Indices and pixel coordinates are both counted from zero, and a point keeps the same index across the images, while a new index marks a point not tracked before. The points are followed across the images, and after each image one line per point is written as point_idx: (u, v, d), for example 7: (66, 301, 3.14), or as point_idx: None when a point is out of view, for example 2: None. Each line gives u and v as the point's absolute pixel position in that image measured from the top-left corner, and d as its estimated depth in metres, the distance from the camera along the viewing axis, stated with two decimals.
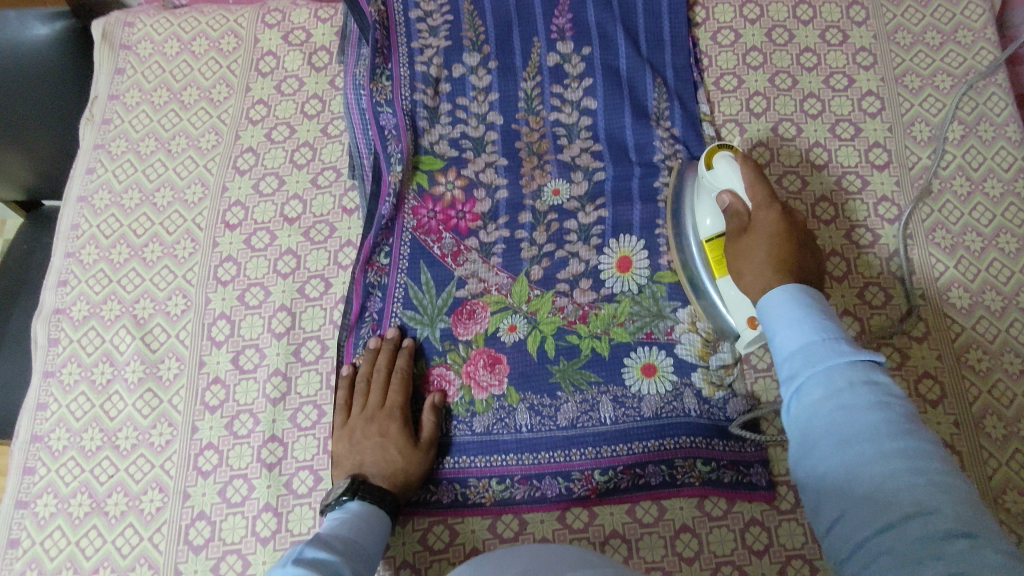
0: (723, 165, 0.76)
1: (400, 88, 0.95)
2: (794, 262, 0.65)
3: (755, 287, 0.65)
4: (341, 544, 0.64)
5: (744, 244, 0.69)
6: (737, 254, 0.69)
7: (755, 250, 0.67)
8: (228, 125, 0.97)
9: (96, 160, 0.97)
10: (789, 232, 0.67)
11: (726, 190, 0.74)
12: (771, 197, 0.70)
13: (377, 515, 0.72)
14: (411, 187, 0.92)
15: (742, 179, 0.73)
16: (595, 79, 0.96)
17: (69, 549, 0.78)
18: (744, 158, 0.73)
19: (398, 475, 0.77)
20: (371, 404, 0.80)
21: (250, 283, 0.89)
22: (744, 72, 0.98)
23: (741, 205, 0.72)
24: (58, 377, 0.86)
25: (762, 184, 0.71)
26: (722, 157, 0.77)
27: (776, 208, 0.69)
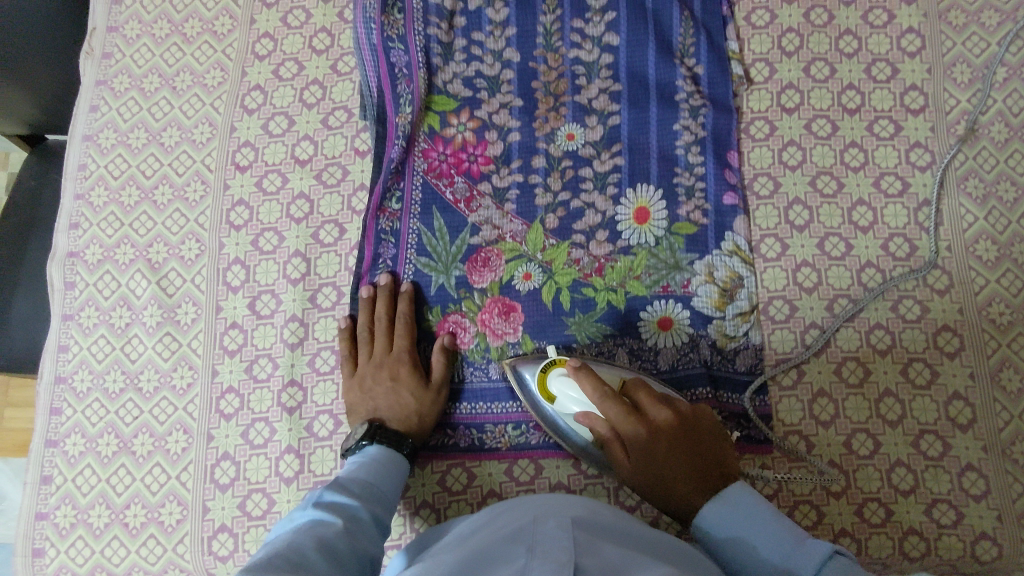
0: (563, 392, 0.74)
1: (413, 22, 0.90)
2: (689, 441, 0.69)
3: (659, 470, 0.69)
4: (359, 488, 0.66)
5: (635, 442, 0.70)
6: (626, 504, 0.72)
7: (638, 441, 0.70)
8: (234, 61, 0.93)
9: (99, 97, 0.93)
10: (659, 436, 0.69)
11: (578, 412, 0.73)
12: (602, 394, 0.71)
13: (394, 459, 0.73)
14: (422, 128, 0.89)
15: (588, 396, 0.72)
16: (618, 13, 0.90)
17: (100, 486, 0.81)
18: (577, 376, 0.72)
19: (413, 418, 0.78)
20: (378, 350, 0.81)
21: (264, 228, 0.88)
22: (777, 5, 0.92)
23: (602, 431, 0.72)
24: (77, 321, 0.87)
25: (598, 383, 0.71)
26: (557, 386, 0.74)
27: (636, 424, 0.70)
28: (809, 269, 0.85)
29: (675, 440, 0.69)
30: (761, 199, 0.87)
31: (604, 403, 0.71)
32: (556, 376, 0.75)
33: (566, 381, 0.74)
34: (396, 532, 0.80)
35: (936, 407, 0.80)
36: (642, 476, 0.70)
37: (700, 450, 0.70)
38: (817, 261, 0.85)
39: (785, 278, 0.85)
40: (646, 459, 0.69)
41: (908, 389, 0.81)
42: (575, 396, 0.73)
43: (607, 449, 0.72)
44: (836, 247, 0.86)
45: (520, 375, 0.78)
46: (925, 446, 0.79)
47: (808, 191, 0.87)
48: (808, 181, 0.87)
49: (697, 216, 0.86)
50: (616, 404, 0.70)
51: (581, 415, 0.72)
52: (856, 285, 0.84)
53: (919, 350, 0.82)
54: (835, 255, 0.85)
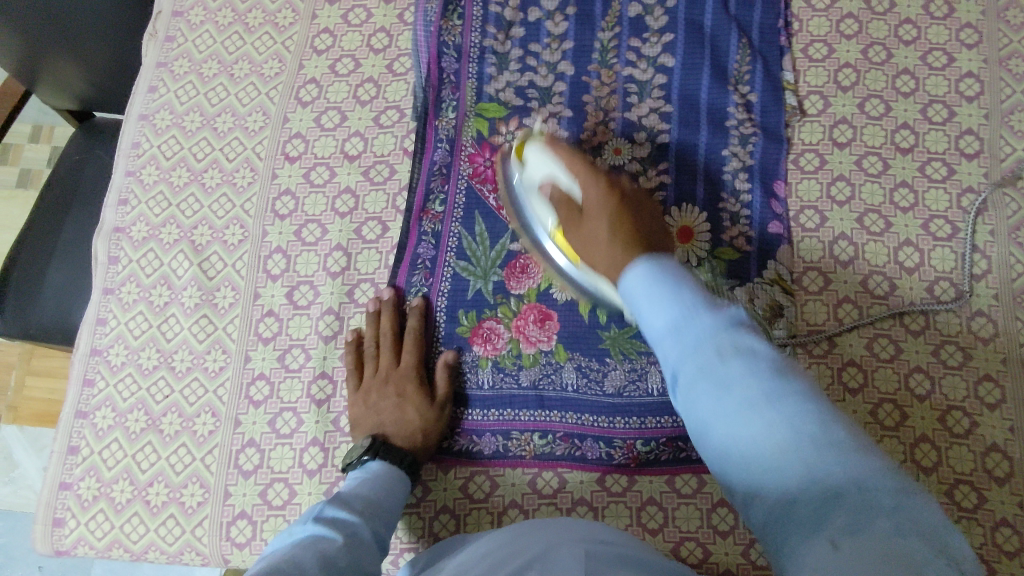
0: (536, 161, 0.77)
1: (470, 30, 0.91)
2: (635, 227, 0.67)
3: (623, 327, 0.65)
4: (361, 505, 0.65)
5: (589, 228, 0.69)
6: (584, 245, 0.70)
7: (596, 233, 0.68)
8: (292, 53, 0.94)
9: (158, 78, 0.95)
10: (616, 202, 0.69)
11: (544, 177, 0.76)
12: (582, 164, 0.73)
13: (398, 476, 0.73)
14: (470, 133, 0.89)
15: (556, 162, 0.75)
16: (676, 35, 0.90)
17: (125, 461, 0.82)
18: (552, 146, 0.76)
19: (418, 436, 0.78)
20: (385, 365, 0.81)
21: (308, 219, 0.88)
22: (836, 40, 0.92)
23: (568, 193, 0.73)
24: (118, 296, 0.88)
25: (579, 161, 0.73)
26: (531, 149, 0.78)
27: (598, 182, 0.71)
28: (850, 305, 0.84)
29: (623, 212, 0.68)
30: (806, 231, 0.87)
31: (572, 163, 0.74)
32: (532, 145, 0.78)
33: (539, 149, 0.77)
34: (414, 534, 0.80)
35: (973, 458, 0.79)
36: (590, 233, 0.69)
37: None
38: (859, 298, 0.84)
39: (825, 312, 0.84)
40: (592, 240, 0.68)
41: (944, 436, 0.79)
42: (543, 161, 0.76)
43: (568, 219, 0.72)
44: (879, 286, 0.84)
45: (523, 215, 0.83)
46: (959, 496, 0.78)
47: (855, 227, 0.86)
48: (856, 217, 0.86)
49: (740, 242, 0.86)
50: (597, 184, 0.71)
51: (547, 182, 0.75)
52: (897, 326, 0.83)
53: (959, 398, 0.80)
54: (878, 294, 0.84)
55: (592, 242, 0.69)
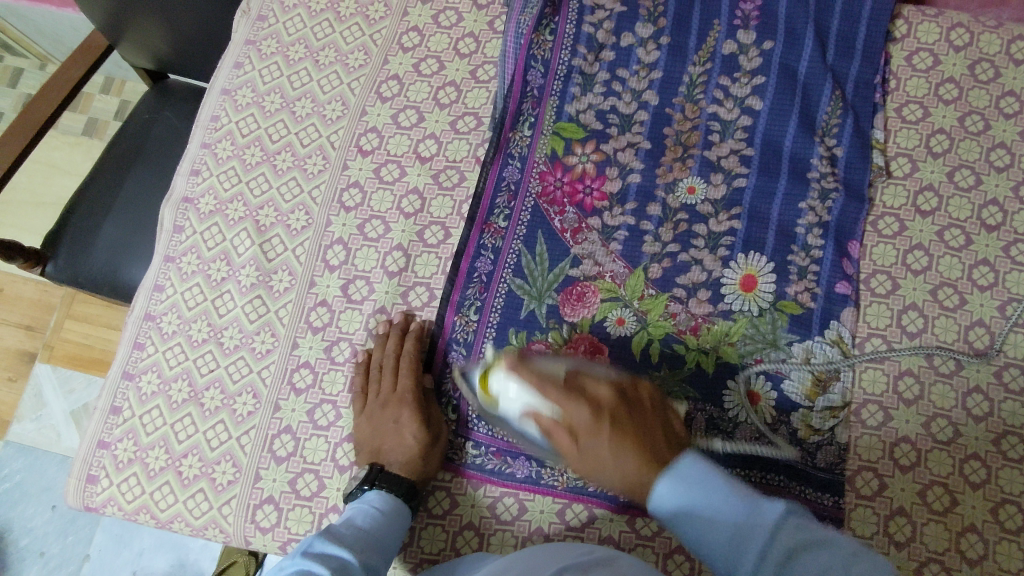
0: (499, 386, 0.71)
1: (561, 47, 0.91)
2: (635, 433, 0.64)
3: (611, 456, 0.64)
4: (356, 537, 0.67)
5: (589, 447, 0.65)
6: (587, 466, 0.66)
7: (601, 453, 0.64)
8: (379, 46, 0.95)
9: (245, 55, 0.96)
10: (615, 405, 0.67)
11: (520, 407, 0.69)
12: (549, 387, 0.67)
13: (394, 504, 0.73)
14: (544, 150, 0.88)
15: (525, 382, 0.69)
16: (768, 79, 0.88)
17: (163, 429, 0.83)
18: (516, 367, 0.69)
19: (417, 461, 0.76)
20: (384, 388, 0.80)
21: (372, 215, 0.88)
22: (932, 103, 0.89)
23: (551, 404, 0.67)
24: (177, 264, 0.89)
25: (561, 394, 0.66)
26: (494, 375, 0.72)
27: (581, 407, 0.65)
28: (911, 379, 0.81)
29: (617, 420, 0.65)
30: (875, 296, 0.84)
31: (543, 386, 0.67)
32: (494, 373, 0.72)
33: (503, 375, 0.71)
34: (436, 545, 0.79)
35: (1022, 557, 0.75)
36: (593, 465, 0.65)
37: (637, 427, 0.65)
38: (922, 373, 0.81)
39: (885, 383, 0.81)
40: (597, 459, 0.64)
41: (994, 530, 0.76)
42: (515, 391, 0.69)
43: (558, 437, 0.66)
44: (945, 363, 0.81)
45: (495, 419, 0.77)
46: None
47: (927, 299, 0.83)
48: (929, 289, 0.84)
49: (805, 297, 0.83)
50: (586, 403, 0.66)
51: (528, 412, 0.69)
52: (959, 408, 0.80)
53: (1015, 492, 0.77)
54: (943, 371, 0.81)
55: (594, 451, 0.65)
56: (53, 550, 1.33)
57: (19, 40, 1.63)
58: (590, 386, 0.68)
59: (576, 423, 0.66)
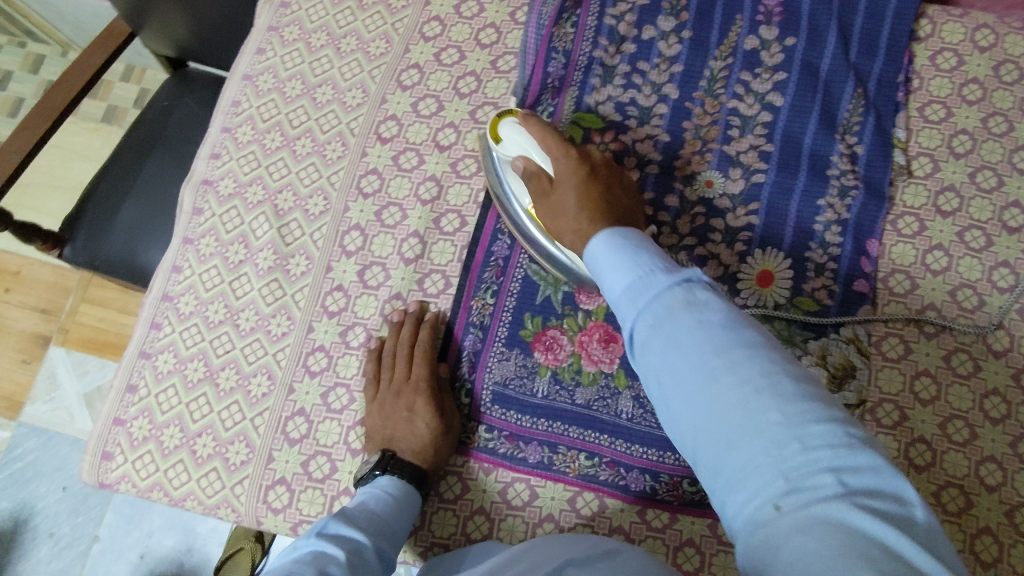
0: (508, 134, 0.78)
1: (582, 38, 0.90)
2: (601, 199, 0.71)
3: (576, 206, 0.70)
4: (368, 521, 0.66)
5: (559, 200, 0.72)
6: (553, 224, 0.73)
7: (564, 203, 0.71)
8: (400, 35, 0.95)
9: (267, 42, 0.97)
10: (588, 177, 0.72)
11: (518, 156, 0.77)
12: (544, 132, 0.76)
13: (406, 491, 0.73)
14: (563, 140, 0.88)
15: (528, 135, 0.76)
16: (789, 75, 0.88)
17: (178, 408, 0.83)
18: (525, 119, 0.77)
19: (429, 450, 0.76)
20: (397, 376, 0.79)
21: (390, 202, 0.89)
22: (955, 104, 0.88)
23: (540, 169, 0.75)
24: (196, 246, 0.89)
25: (563, 148, 0.74)
26: (506, 121, 0.79)
27: (568, 154, 0.73)
28: (928, 379, 0.81)
29: (592, 180, 0.72)
30: (893, 295, 0.83)
31: (545, 144, 0.75)
32: (506, 121, 0.79)
33: (514, 125, 0.77)
34: (446, 531, 0.79)
35: None
36: (548, 215, 0.73)
37: (611, 195, 0.72)
38: (939, 373, 0.81)
39: (901, 382, 0.81)
40: (562, 212, 0.71)
41: (1010, 533, 0.75)
42: (517, 138, 0.77)
43: (539, 192, 0.75)
44: (962, 364, 0.81)
45: (498, 182, 0.83)
46: None
47: (946, 299, 0.83)
48: (948, 289, 0.83)
49: (821, 294, 0.83)
50: (570, 157, 0.73)
51: (520, 160, 0.77)
52: (976, 410, 0.79)
53: None
54: (960, 372, 0.80)
55: (559, 213, 0.72)
56: (63, 530, 1.35)
57: (43, 27, 1.65)
58: (587, 153, 0.75)
59: (552, 180, 0.74)
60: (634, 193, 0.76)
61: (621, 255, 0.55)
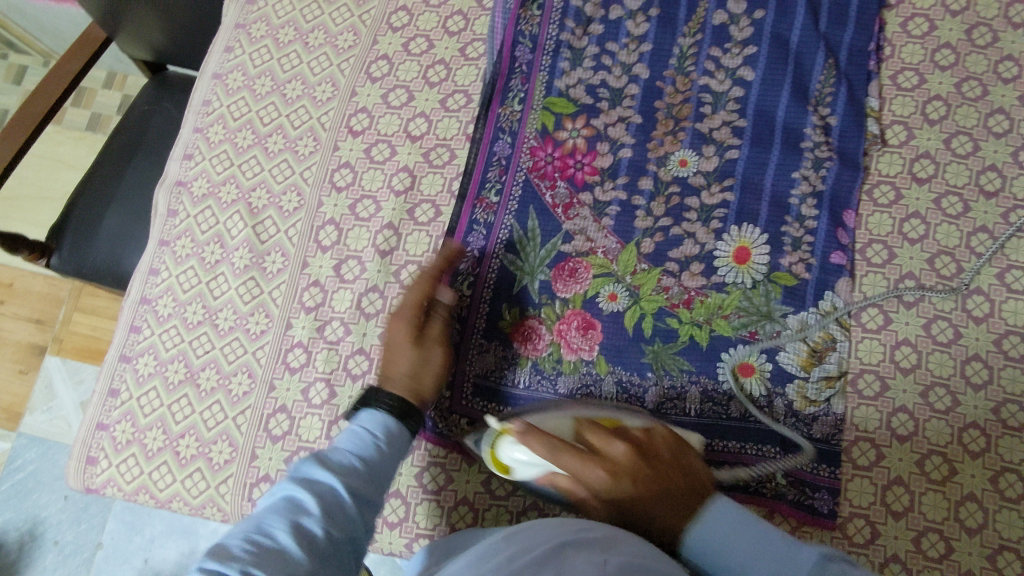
0: (516, 457, 0.69)
1: (549, 22, 0.90)
2: (681, 500, 0.60)
3: (655, 505, 0.59)
4: (354, 463, 0.61)
5: (590, 473, 0.60)
6: (621, 502, 0.61)
7: (591, 475, 0.60)
8: (368, 27, 0.95)
9: (235, 40, 0.97)
10: (629, 472, 0.60)
11: (537, 474, 0.68)
12: (524, 428, 0.62)
13: (394, 425, 0.66)
14: (535, 126, 0.88)
15: (526, 437, 0.66)
16: (759, 49, 0.87)
17: (161, 410, 0.83)
18: (522, 439, 0.62)
19: (415, 377, 0.71)
20: (392, 318, 0.77)
21: (364, 195, 0.88)
22: (928, 70, 0.87)
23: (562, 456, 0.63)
24: (172, 248, 0.89)
25: (606, 450, 0.61)
26: (504, 446, 0.70)
27: (597, 466, 0.60)
28: (909, 348, 0.80)
29: (640, 479, 0.60)
30: (871, 266, 0.83)
31: (524, 431, 0.62)
32: (504, 438, 0.70)
33: (515, 447, 0.69)
34: (431, 521, 0.80)
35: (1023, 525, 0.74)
36: (612, 508, 0.62)
37: (635, 466, 0.60)
38: (920, 342, 0.80)
39: (881, 353, 0.80)
40: (575, 470, 0.61)
41: (994, 498, 0.75)
42: (529, 457, 0.68)
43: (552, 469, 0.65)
44: (943, 332, 0.80)
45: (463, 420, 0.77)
46: (1003, 564, 0.73)
47: (924, 268, 0.82)
48: (926, 257, 0.82)
49: (799, 269, 0.83)
50: (608, 453, 0.61)
51: (543, 475, 0.67)
52: (958, 377, 0.79)
53: (1015, 461, 0.76)
54: (941, 340, 0.80)
55: (626, 503, 0.60)
56: (67, 538, 1.35)
57: (22, 37, 1.64)
58: (603, 441, 0.62)
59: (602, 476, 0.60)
60: (677, 443, 0.65)
61: (726, 518, 0.57)
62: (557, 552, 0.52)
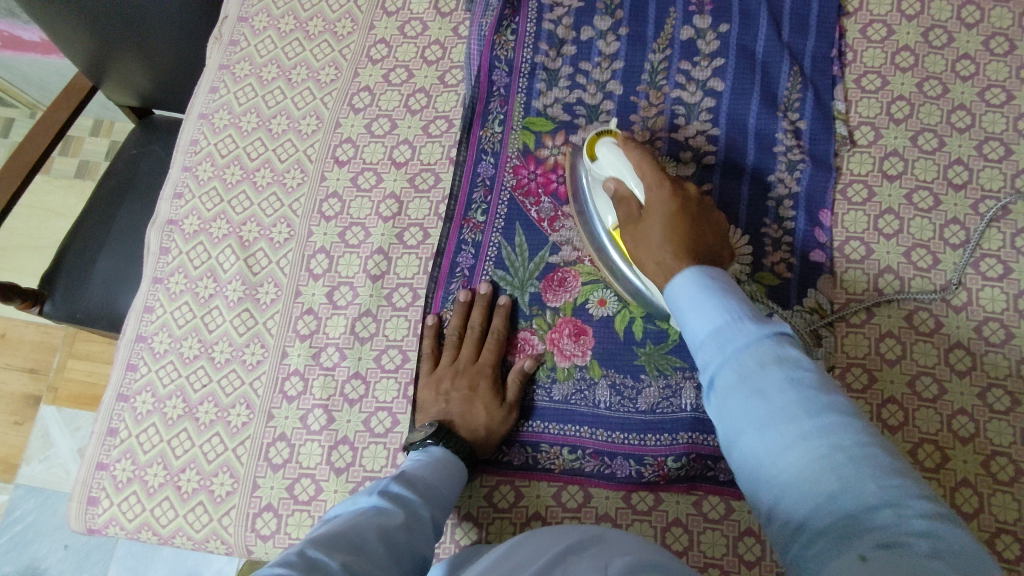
0: (606, 154, 0.76)
1: (523, 45, 0.93)
2: (691, 242, 0.65)
3: (657, 253, 0.66)
4: (423, 487, 0.66)
5: (646, 227, 0.68)
6: (636, 241, 0.69)
7: (651, 235, 0.67)
8: (349, 61, 0.97)
9: (220, 80, 0.99)
10: (680, 212, 0.67)
11: (612, 178, 0.74)
12: (644, 158, 0.71)
13: (455, 465, 0.73)
14: (516, 145, 0.91)
15: (626, 161, 0.73)
16: (727, 60, 0.90)
17: (160, 446, 0.84)
18: (625, 142, 0.74)
19: (479, 432, 0.78)
20: (463, 357, 0.82)
21: (352, 222, 0.90)
22: (890, 72, 0.91)
23: (632, 197, 0.71)
24: (166, 285, 0.91)
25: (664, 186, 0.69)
26: (603, 145, 0.76)
27: (662, 183, 0.69)
28: (893, 340, 0.82)
29: (682, 215, 0.67)
30: (850, 262, 0.85)
31: (641, 162, 0.71)
32: (606, 142, 0.76)
33: (612, 146, 0.75)
34: None
35: (1018, 507, 0.75)
36: (640, 245, 0.69)
37: (694, 226, 0.66)
38: (903, 333, 0.82)
39: (866, 346, 0.82)
40: (646, 242, 0.67)
41: (987, 481, 0.77)
42: (614, 161, 0.74)
43: (627, 218, 0.71)
44: (924, 322, 0.82)
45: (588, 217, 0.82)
46: (1002, 546, 0.74)
47: (901, 261, 0.85)
48: (903, 251, 0.85)
49: (781, 270, 0.85)
50: (675, 187, 0.69)
51: (617, 183, 0.73)
52: (942, 365, 0.81)
53: (1005, 443, 0.77)
54: (923, 330, 0.82)
55: (645, 236, 0.68)
56: None
57: (9, 91, 1.66)
58: (686, 189, 0.70)
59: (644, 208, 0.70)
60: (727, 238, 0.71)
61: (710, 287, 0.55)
62: (563, 558, 0.54)
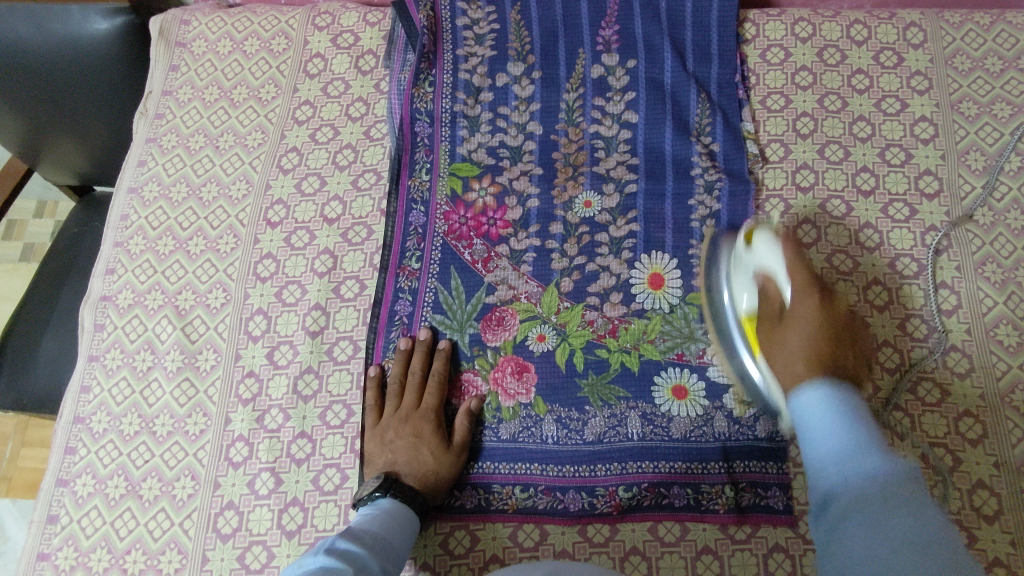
0: (763, 247, 0.77)
1: (441, 96, 0.96)
2: (832, 351, 0.65)
3: (802, 343, 0.66)
4: (372, 539, 0.67)
5: (798, 305, 0.70)
6: (773, 337, 0.71)
7: (796, 337, 0.67)
8: (274, 124, 0.99)
9: (148, 153, 1.00)
10: (827, 322, 0.68)
11: (761, 272, 0.76)
12: (797, 259, 0.73)
13: (407, 516, 0.74)
14: (444, 191, 0.93)
15: (783, 259, 0.74)
16: (638, 93, 0.95)
17: (104, 529, 0.81)
18: (784, 239, 0.76)
19: (429, 477, 0.78)
20: (406, 405, 0.82)
21: (288, 280, 0.91)
22: (792, 91, 0.96)
23: (779, 298, 0.73)
24: (102, 362, 0.89)
25: (811, 296, 0.70)
26: (761, 236, 0.78)
27: (814, 296, 0.70)
28: None
29: (834, 334, 0.67)
30: None
31: (795, 269, 0.72)
32: (765, 234, 0.78)
33: (774, 242, 0.77)
34: None
35: (960, 496, 0.77)
36: (776, 328, 0.72)
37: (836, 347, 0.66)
38: None
39: None
40: (786, 342, 0.68)
41: (929, 475, 0.78)
42: (771, 254, 0.75)
43: (766, 316, 0.74)
44: (852, 325, 0.85)
45: (715, 296, 0.85)
46: None
47: (824, 268, 0.88)
48: (823, 258, 0.88)
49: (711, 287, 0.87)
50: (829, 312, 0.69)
51: (764, 274, 0.76)
52: (873, 365, 0.83)
53: (940, 434, 0.80)
54: (851, 332, 0.85)
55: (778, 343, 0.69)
56: None
57: None
58: (834, 306, 0.71)
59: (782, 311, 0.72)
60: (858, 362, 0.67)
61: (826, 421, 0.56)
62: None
